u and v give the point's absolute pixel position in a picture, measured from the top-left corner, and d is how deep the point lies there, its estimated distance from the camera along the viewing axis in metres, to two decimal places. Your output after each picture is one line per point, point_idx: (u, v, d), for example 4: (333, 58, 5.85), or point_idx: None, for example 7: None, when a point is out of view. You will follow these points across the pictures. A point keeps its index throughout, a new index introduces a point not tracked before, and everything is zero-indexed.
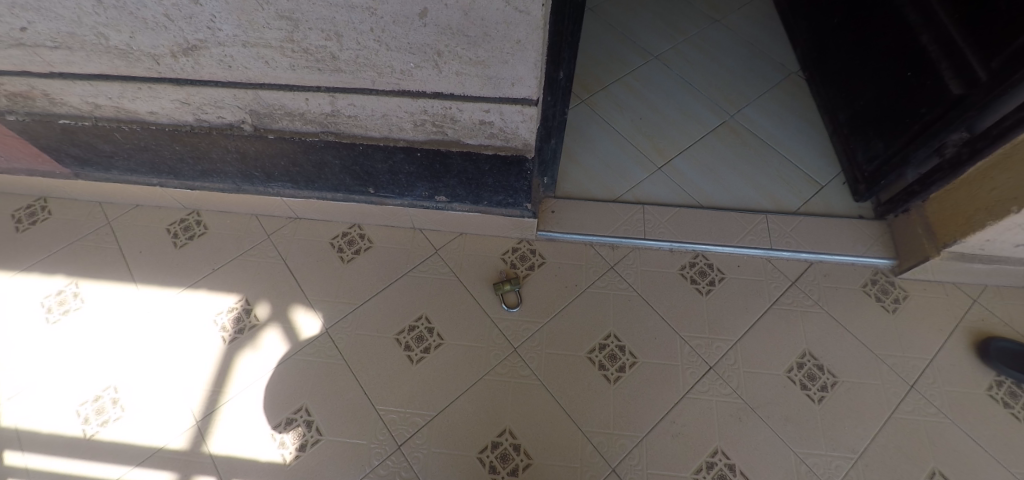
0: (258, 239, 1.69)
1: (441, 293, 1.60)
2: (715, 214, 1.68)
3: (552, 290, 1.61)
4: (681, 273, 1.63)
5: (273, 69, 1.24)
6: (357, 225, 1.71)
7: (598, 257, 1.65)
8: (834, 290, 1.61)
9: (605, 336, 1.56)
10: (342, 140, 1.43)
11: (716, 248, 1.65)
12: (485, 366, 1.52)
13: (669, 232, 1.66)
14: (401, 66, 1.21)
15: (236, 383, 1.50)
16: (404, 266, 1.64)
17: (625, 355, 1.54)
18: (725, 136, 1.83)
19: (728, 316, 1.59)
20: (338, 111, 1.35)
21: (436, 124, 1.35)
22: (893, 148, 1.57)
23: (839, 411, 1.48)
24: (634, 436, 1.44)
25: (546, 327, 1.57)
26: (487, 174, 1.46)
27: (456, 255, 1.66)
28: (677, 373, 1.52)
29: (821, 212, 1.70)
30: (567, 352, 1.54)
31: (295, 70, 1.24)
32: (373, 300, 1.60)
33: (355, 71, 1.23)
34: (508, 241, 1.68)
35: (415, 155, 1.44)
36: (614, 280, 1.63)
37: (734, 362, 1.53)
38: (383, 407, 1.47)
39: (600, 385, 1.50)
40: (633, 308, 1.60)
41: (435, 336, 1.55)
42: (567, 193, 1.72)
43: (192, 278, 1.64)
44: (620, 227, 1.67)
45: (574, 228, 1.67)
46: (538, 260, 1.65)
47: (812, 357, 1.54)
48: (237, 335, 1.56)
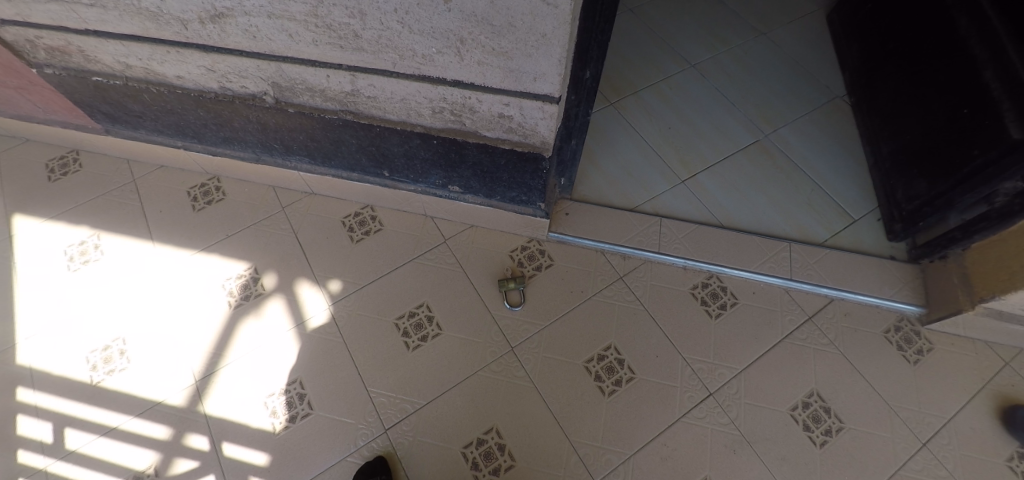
0: (272, 211, 1.71)
1: (445, 284, 1.59)
2: (736, 237, 1.62)
3: (558, 294, 1.57)
4: (692, 293, 1.58)
5: (296, 43, 1.25)
6: (370, 207, 1.71)
7: (607, 266, 1.61)
8: (852, 331, 1.54)
9: (605, 348, 1.52)
10: (360, 120, 1.42)
11: (731, 271, 1.58)
12: (480, 363, 1.49)
13: (685, 249, 1.60)
14: (423, 50, 1.19)
15: (237, 348, 1.52)
16: (411, 252, 1.63)
17: (624, 369, 1.49)
18: (756, 155, 1.76)
19: (736, 343, 1.53)
20: (357, 91, 1.34)
21: (454, 112, 1.33)
22: (939, 190, 1.47)
23: (842, 459, 1.41)
24: (623, 453, 1.40)
25: (546, 331, 1.53)
26: (502, 169, 1.43)
27: (464, 247, 1.64)
28: (675, 395, 1.47)
29: (850, 247, 1.63)
30: (564, 359, 1.50)
31: (318, 45, 1.24)
32: (377, 283, 1.59)
33: (378, 52, 1.22)
34: (518, 239, 1.65)
35: (431, 142, 1.42)
36: (621, 291, 1.58)
37: (737, 392, 1.47)
38: (373, 390, 1.46)
39: (594, 398, 1.46)
40: (638, 322, 1.55)
41: (434, 325, 1.54)
42: (583, 197, 1.67)
43: (206, 242, 1.67)
44: (634, 237, 1.62)
45: (586, 233, 1.62)
46: (546, 262, 1.61)
47: (820, 398, 1.47)
48: (242, 302, 1.58)
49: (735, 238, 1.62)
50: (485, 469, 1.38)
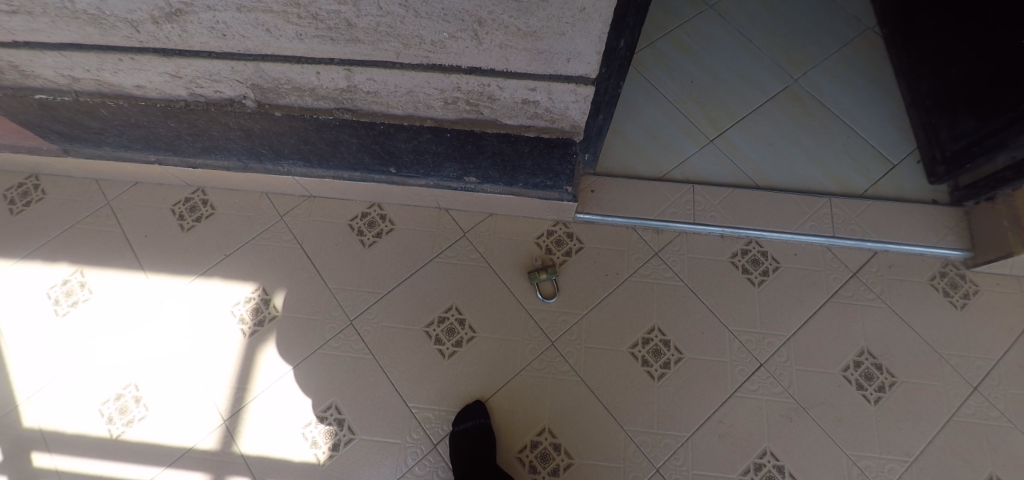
0: (270, 221, 1.56)
1: (472, 282, 1.48)
2: (772, 198, 1.54)
3: (592, 280, 1.48)
4: (732, 262, 1.50)
5: (277, 39, 1.05)
6: (377, 205, 1.56)
7: (641, 243, 1.51)
8: (898, 282, 1.50)
9: (649, 329, 1.44)
10: (360, 118, 1.25)
11: (771, 235, 1.51)
12: (522, 361, 1.42)
13: (721, 216, 1.52)
14: (432, 36, 1.00)
15: (261, 380, 1.42)
16: (430, 251, 1.51)
17: (670, 350, 1.43)
18: (786, 103, 1.64)
19: (782, 309, 1.47)
20: (354, 87, 1.16)
21: (470, 102, 1.17)
22: (986, 129, 1.39)
23: (897, 413, 1.39)
24: (680, 435, 1.36)
25: (585, 320, 1.45)
26: (526, 156, 1.29)
27: (485, 239, 1.52)
28: (726, 370, 1.41)
29: (891, 195, 1.56)
30: (609, 347, 1.43)
31: (302, 40, 1.04)
32: (398, 289, 1.48)
33: (376, 41, 1.03)
34: (542, 224, 1.53)
35: (444, 136, 1.26)
36: (658, 268, 1.49)
37: (787, 359, 1.43)
38: (416, 405, 1.39)
39: (644, 385, 1.40)
40: (679, 299, 1.47)
41: (466, 328, 1.44)
42: (608, 170, 1.56)
43: (204, 265, 1.53)
44: (667, 210, 1.52)
45: (616, 211, 1.52)
46: (577, 245, 1.51)
47: (871, 355, 1.44)
48: (256, 328, 1.46)
49: (772, 199, 1.53)
50: (543, 472, 1.33)
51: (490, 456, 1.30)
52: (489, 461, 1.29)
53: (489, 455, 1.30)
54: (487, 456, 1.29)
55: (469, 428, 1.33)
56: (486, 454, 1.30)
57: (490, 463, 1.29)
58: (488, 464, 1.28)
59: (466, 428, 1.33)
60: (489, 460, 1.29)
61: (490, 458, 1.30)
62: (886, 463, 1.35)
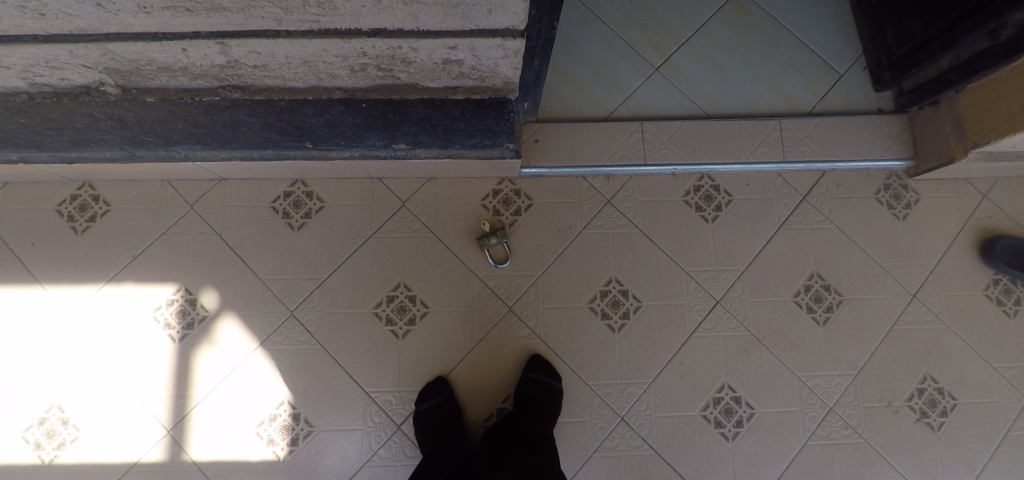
0: (180, 212, 1.38)
1: (418, 255, 1.39)
2: (722, 128, 1.46)
3: (544, 238, 1.41)
4: (685, 200, 1.45)
5: (114, 14, 0.76)
6: (300, 181, 1.40)
7: (592, 192, 1.43)
8: (845, 201, 1.49)
9: (607, 281, 1.40)
10: (252, 97, 1.01)
11: (722, 168, 1.46)
12: (480, 330, 1.37)
13: (673, 155, 1.44)
14: None
15: (202, 385, 1.31)
16: (368, 227, 1.39)
17: (629, 300, 1.40)
18: (731, 18, 1.54)
19: (735, 244, 1.45)
20: (236, 62, 0.88)
21: (381, 67, 0.92)
22: (933, 29, 1.33)
23: (844, 331, 1.45)
24: (642, 382, 1.37)
25: (541, 279, 1.39)
26: (458, 119, 1.10)
27: (427, 206, 1.40)
28: (684, 312, 1.41)
29: (838, 109, 1.51)
30: (566, 305, 1.39)
31: (151, 13, 0.75)
32: (338, 272, 1.37)
33: (246, 7, 0.75)
34: (487, 183, 1.42)
35: (360, 106, 1.05)
36: (611, 216, 1.43)
37: (741, 293, 1.43)
38: (375, 390, 1.32)
39: (606, 338, 1.38)
40: (634, 246, 1.43)
41: (418, 305, 1.37)
42: (550, 114, 1.44)
43: (112, 270, 1.35)
44: (617, 154, 1.43)
45: (563, 161, 1.41)
46: (525, 203, 1.42)
47: (820, 278, 1.46)
48: (186, 332, 1.33)
49: (722, 130, 1.46)
50: None
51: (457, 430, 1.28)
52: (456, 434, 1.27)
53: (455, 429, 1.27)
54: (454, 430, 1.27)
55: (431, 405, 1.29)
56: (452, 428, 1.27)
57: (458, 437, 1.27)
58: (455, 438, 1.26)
59: (428, 406, 1.29)
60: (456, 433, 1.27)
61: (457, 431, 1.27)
62: (834, 379, 1.42)
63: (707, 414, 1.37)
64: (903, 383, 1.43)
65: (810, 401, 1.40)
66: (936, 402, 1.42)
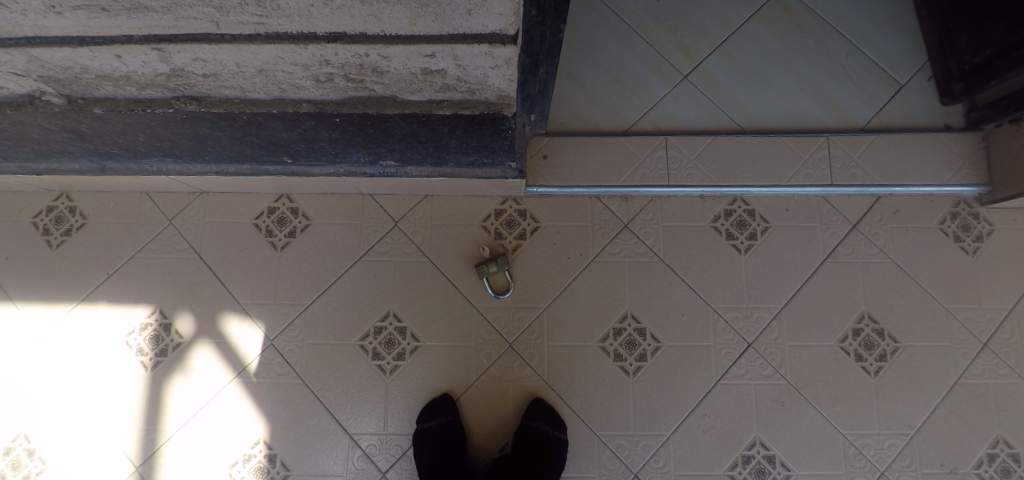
0: (157, 228, 1.28)
1: (410, 281, 1.25)
2: (760, 145, 1.27)
3: (551, 266, 1.25)
4: (715, 227, 1.27)
5: (22, 16, 0.62)
6: (285, 196, 1.28)
7: (607, 215, 1.26)
8: (903, 231, 1.29)
9: (622, 317, 1.23)
10: (211, 110, 0.86)
11: (759, 191, 1.27)
12: (477, 368, 1.22)
13: (701, 175, 1.26)
14: None
15: (174, 418, 1.21)
16: (356, 249, 1.26)
17: (646, 340, 1.23)
18: (773, 19, 1.35)
19: (772, 278, 1.26)
20: (182, 71, 0.74)
21: (351, 77, 0.74)
22: (1017, 36, 1.10)
23: (899, 383, 1.24)
24: (660, 435, 1.20)
25: (546, 312, 1.23)
26: (450, 136, 0.92)
27: (422, 227, 1.26)
28: (711, 356, 1.23)
29: (897, 124, 1.31)
30: (573, 344, 1.22)
31: (62, 15, 0.61)
32: (322, 298, 1.24)
33: (172, 7, 0.59)
34: (489, 202, 1.27)
35: (333, 121, 0.87)
36: (629, 242, 1.26)
37: (778, 336, 1.24)
38: (358, 432, 1.19)
39: (619, 384, 1.21)
40: (654, 278, 1.25)
41: (408, 338, 1.22)
42: (562, 125, 1.28)
43: (86, 289, 1.26)
44: (637, 174, 1.26)
45: (574, 180, 1.26)
46: (531, 226, 1.26)
47: (872, 320, 1.26)
48: (160, 359, 1.23)
49: (759, 147, 1.27)
50: None
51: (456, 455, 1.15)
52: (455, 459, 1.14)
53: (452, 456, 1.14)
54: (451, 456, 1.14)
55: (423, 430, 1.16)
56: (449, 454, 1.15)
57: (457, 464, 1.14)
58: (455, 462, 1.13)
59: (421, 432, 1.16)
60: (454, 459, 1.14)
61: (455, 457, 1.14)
62: (886, 440, 1.22)
63: (735, 475, 1.19)
64: (970, 448, 1.21)
65: (856, 465, 1.21)
66: (1010, 472, 1.20)
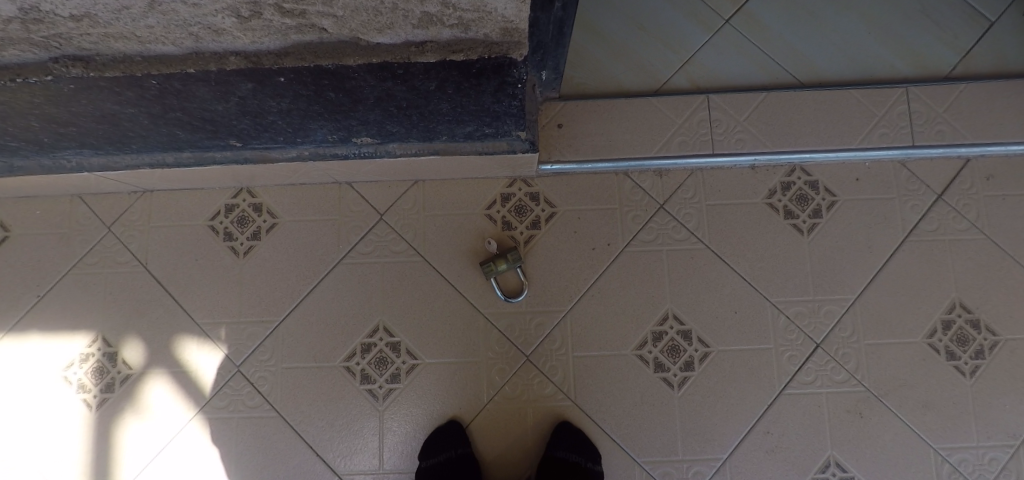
0: (94, 237, 1.06)
1: (401, 287, 1.02)
2: (823, 102, 1.04)
3: (573, 261, 1.02)
4: (770, 204, 1.03)
5: None
6: (245, 190, 1.05)
7: (638, 194, 1.03)
8: (1000, 199, 1.05)
9: (662, 319, 1.01)
10: (106, 74, 0.62)
11: (822, 157, 1.04)
12: (488, 389, 0.99)
13: (751, 140, 1.03)
14: None
15: (127, 466, 1.00)
16: (334, 251, 1.03)
17: (692, 346, 1.00)
18: None
19: (842, 263, 1.03)
20: (39, 10, 0.50)
21: (288, 10, 0.51)
22: None
23: (1001, 385, 1.02)
24: (713, 461, 0.98)
25: (569, 317, 1.01)
26: (439, 97, 0.68)
27: (413, 220, 1.03)
28: (773, 362, 1.01)
29: (989, 69, 1.07)
30: (604, 354, 1.00)
31: None
32: (295, 312, 1.02)
33: None
34: (493, 186, 1.04)
35: (276, 82, 0.63)
36: (666, 227, 1.02)
37: (852, 334, 1.02)
38: (346, 472, 0.98)
39: (661, 401, 0.99)
40: (699, 269, 1.02)
41: (402, 356, 1.00)
42: (579, 87, 1.05)
43: (13, 315, 1.04)
44: (673, 143, 1.03)
45: (597, 154, 1.02)
46: (546, 212, 1.03)
47: (965, 309, 1.03)
48: (106, 395, 1.02)
49: (822, 103, 1.04)
50: None
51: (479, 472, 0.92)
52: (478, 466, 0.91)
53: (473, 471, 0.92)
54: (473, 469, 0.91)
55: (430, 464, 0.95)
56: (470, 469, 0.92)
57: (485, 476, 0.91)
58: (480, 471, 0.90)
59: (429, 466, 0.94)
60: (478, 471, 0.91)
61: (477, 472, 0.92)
62: (988, 454, 0.99)
63: None
64: None
65: None
66: None
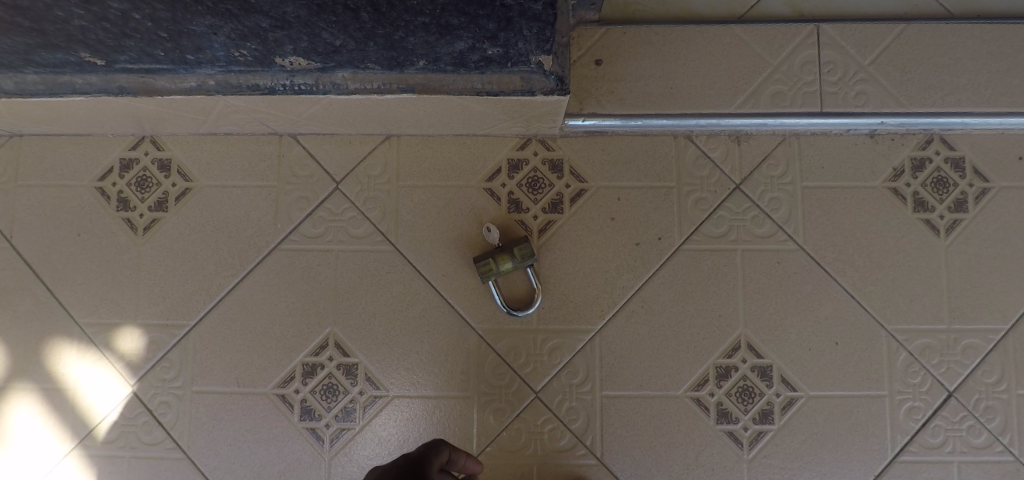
0: None
1: (362, 287, 0.72)
2: (983, 44, 0.72)
3: (608, 260, 0.71)
4: (893, 189, 0.72)
5: None
6: (150, 139, 0.75)
7: (705, 168, 0.72)
8: None
9: (730, 349, 0.70)
10: None
11: (976, 125, 0.71)
12: (479, 436, 0.70)
13: (876, 97, 0.71)
14: None
15: None
16: (268, 231, 0.73)
17: (771, 389, 0.70)
18: None
19: (994, 279, 0.71)
20: None
21: None
22: None
23: None
24: None
25: (598, 341, 0.71)
26: None
27: (381, 192, 0.72)
28: (886, 417, 0.70)
29: None
30: (644, 394, 0.70)
31: None
32: (211, 315, 0.73)
33: None
34: (497, 148, 0.73)
35: None
36: (744, 217, 0.71)
37: (1002, 381, 0.70)
38: None
39: (721, 465, 0.69)
40: (787, 279, 0.71)
41: (360, 383, 0.71)
42: (630, 9, 0.73)
43: None
44: (762, 95, 0.71)
45: (650, 107, 0.71)
46: (571, 189, 0.72)
47: None
48: None
49: (981, 47, 0.71)
50: None
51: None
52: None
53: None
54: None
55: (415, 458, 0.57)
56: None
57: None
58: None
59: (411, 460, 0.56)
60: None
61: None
62: None
63: None
64: None
65: None
66: None
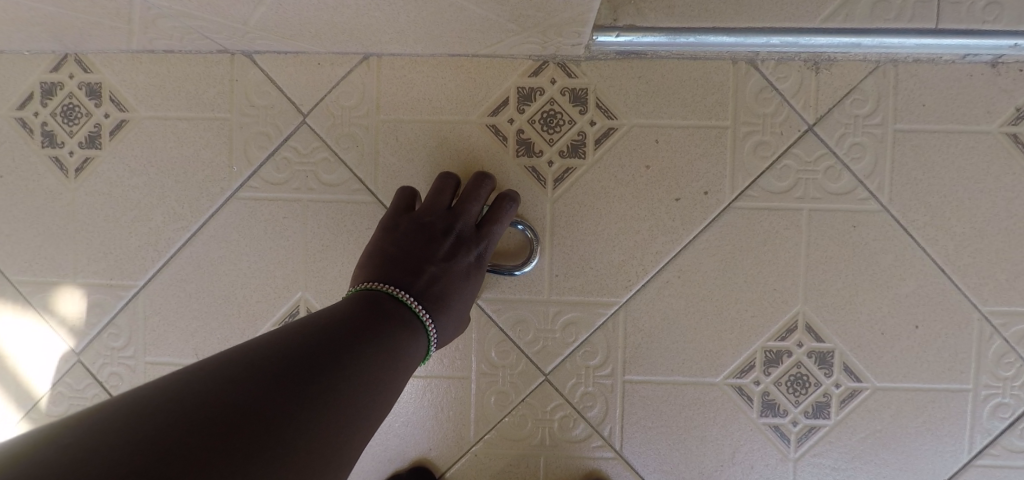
0: None
1: (338, 245, 0.59)
2: None
3: (639, 218, 0.57)
4: (1011, 135, 0.56)
5: None
6: (74, 58, 0.60)
7: (770, 103, 0.56)
8: None
9: (784, 330, 0.58)
10: None
11: None
12: (477, 423, 0.60)
13: (1011, 9, 0.53)
14: None
15: None
16: (223, 175, 0.59)
17: (830, 378, 0.58)
18: None
19: None
20: None
21: None
22: None
23: None
24: None
25: (621, 316, 0.58)
26: None
27: (359, 128, 0.58)
28: (967, 415, 0.58)
29: None
30: (674, 380, 0.58)
31: None
32: (161, 275, 0.61)
33: None
34: (505, 72, 0.57)
35: None
36: (815, 167, 0.56)
37: None
38: None
39: (762, 463, 0.59)
40: (862, 247, 0.57)
41: None
42: None
43: None
44: (855, 6, 0.54)
45: (707, 20, 0.54)
46: (597, 127, 0.57)
47: None
48: None
49: None
50: None
51: (412, 311, 0.45)
52: (357, 356, 0.36)
53: (390, 313, 0.43)
54: (364, 342, 0.38)
55: (453, 233, 0.51)
56: (400, 312, 0.44)
57: (388, 358, 0.39)
58: (347, 364, 0.35)
59: (457, 240, 0.51)
60: (379, 350, 0.38)
61: (401, 327, 0.43)
62: None
63: None
64: None
65: None
66: None
